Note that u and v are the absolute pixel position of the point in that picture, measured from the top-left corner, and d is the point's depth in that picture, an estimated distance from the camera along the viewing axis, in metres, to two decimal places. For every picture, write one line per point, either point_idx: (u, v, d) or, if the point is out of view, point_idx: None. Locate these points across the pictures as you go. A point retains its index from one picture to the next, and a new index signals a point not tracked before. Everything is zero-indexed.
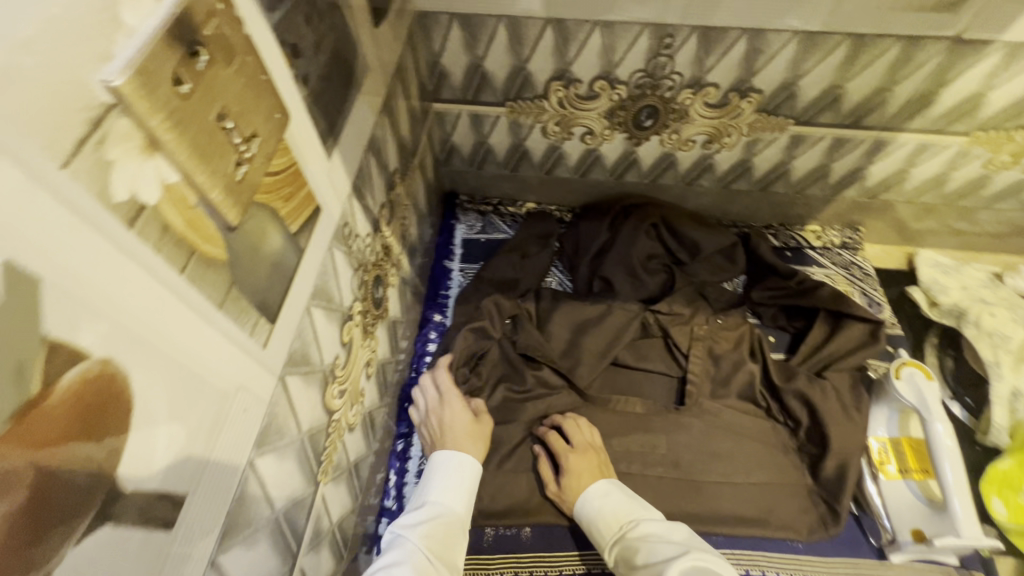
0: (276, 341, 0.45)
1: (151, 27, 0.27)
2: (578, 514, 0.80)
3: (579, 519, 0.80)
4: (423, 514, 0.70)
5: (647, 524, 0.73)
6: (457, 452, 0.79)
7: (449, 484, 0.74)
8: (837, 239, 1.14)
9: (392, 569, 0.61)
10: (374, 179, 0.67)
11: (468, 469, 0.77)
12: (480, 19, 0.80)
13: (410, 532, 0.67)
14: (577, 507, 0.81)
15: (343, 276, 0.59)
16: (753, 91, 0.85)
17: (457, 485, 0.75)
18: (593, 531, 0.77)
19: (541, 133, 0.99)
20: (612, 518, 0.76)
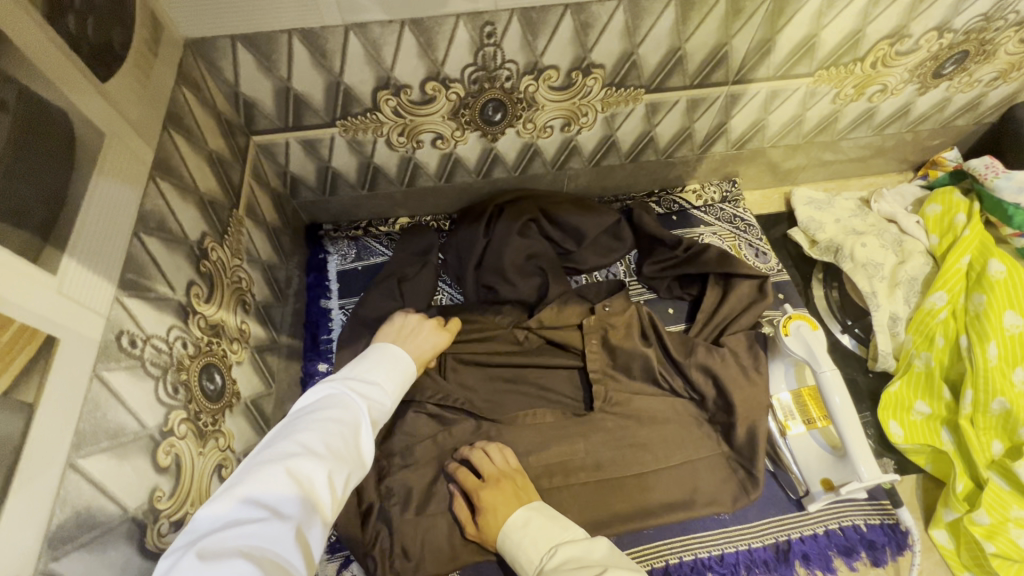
0: (12, 537, 0.35)
1: None
2: (499, 547, 0.75)
3: (502, 554, 0.75)
4: (367, 376, 0.66)
5: (569, 549, 0.70)
6: (400, 349, 0.74)
7: (391, 362, 0.70)
8: (717, 193, 1.13)
9: (341, 415, 0.58)
10: (161, 262, 0.55)
11: (408, 359, 0.73)
12: (267, 37, 0.68)
13: (352, 392, 0.62)
14: (500, 543, 0.75)
15: (135, 396, 0.49)
16: (595, 67, 0.79)
17: (396, 368, 0.70)
18: (518, 566, 0.72)
19: (386, 147, 0.89)
20: (536, 547, 0.72)
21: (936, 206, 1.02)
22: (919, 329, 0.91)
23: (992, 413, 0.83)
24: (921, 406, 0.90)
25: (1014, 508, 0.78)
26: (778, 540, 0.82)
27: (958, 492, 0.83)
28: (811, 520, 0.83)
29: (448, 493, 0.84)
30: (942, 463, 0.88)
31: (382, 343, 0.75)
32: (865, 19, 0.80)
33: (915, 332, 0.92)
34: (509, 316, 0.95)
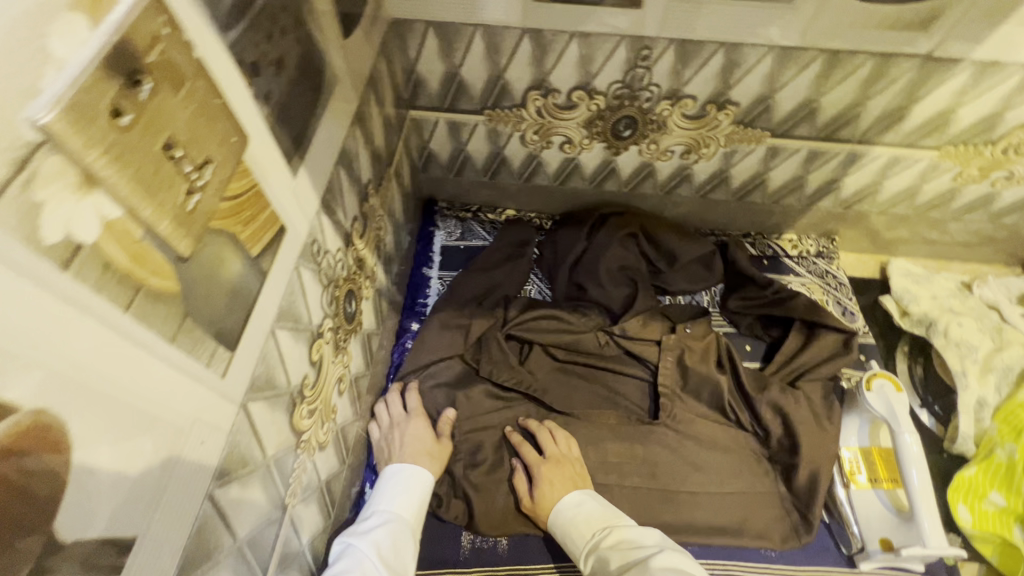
0: (236, 369, 0.43)
1: (90, 58, 0.26)
2: (550, 522, 0.80)
3: (553, 528, 0.80)
4: (371, 523, 0.74)
5: (620, 530, 0.73)
6: (403, 468, 0.82)
7: (393, 498, 0.78)
8: (813, 247, 1.14)
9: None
10: (344, 193, 0.66)
11: (415, 476, 0.82)
12: (456, 27, 0.78)
13: (358, 546, 0.69)
14: (552, 521, 0.80)
15: (311, 295, 0.58)
16: (730, 104, 0.86)
17: (404, 493, 0.79)
18: (568, 542, 0.77)
19: (520, 141, 0.98)
20: (588, 523, 0.77)
21: None
22: (1008, 419, 0.89)
23: None
24: (996, 497, 0.85)
25: None
26: None
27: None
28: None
29: (507, 465, 0.89)
30: (1010, 556, 0.85)
31: (390, 466, 0.83)
32: (1005, 105, 0.82)
33: (1001, 421, 0.90)
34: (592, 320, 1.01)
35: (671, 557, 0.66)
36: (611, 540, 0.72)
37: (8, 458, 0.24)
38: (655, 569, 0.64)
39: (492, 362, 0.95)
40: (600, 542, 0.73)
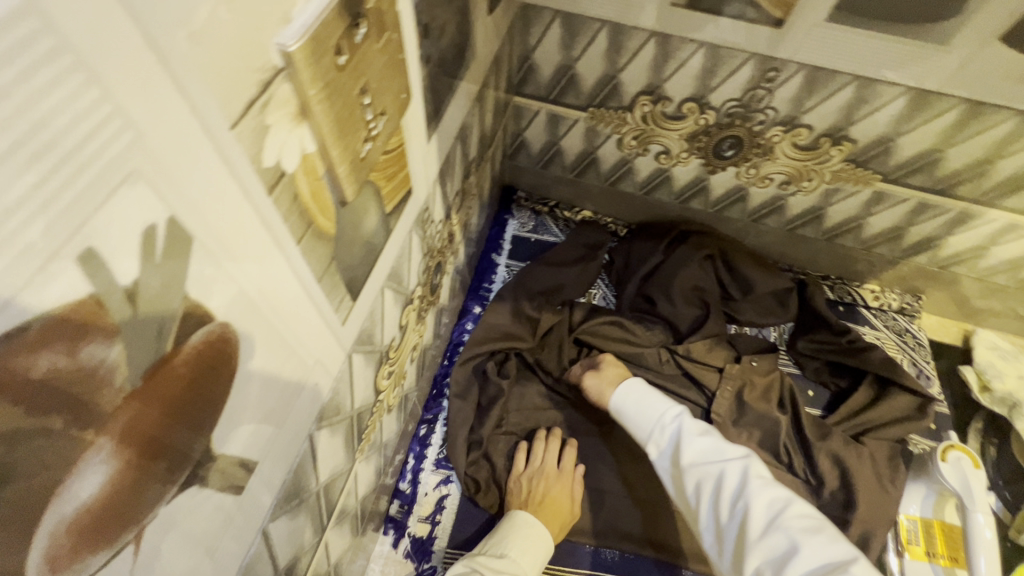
0: (352, 318, 0.44)
1: None
2: (616, 402, 0.85)
3: (617, 407, 0.85)
4: (501, 563, 0.70)
5: (699, 423, 0.76)
6: (536, 520, 0.77)
7: (525, 543, 0.74)
8: (896, 302, 1.09)
9: None
10: (455, 166, 0.66)
11: (546, 532, 0.77)
12: (584, 20, 0.78)
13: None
14: (618, 400, 0.85)
15: (413, 260, 0.59)
16: (847, 140, 0.82)
17: (536, 544, 0.75)
18: (640, 417, 0.82)
19: (616, 144, 0.97)
20: (664, 408, 0.80)
21: None
22: None
23: None
24: None
25: None
26: None
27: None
28: None
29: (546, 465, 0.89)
30: None
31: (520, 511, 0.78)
32: None
33: None
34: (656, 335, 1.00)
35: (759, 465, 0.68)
36: (695, 426, 0.75)
37: (199, 363, 0.25)
38: (747, 471, 0.66)
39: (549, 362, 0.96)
40: (680, 427, 0.76)
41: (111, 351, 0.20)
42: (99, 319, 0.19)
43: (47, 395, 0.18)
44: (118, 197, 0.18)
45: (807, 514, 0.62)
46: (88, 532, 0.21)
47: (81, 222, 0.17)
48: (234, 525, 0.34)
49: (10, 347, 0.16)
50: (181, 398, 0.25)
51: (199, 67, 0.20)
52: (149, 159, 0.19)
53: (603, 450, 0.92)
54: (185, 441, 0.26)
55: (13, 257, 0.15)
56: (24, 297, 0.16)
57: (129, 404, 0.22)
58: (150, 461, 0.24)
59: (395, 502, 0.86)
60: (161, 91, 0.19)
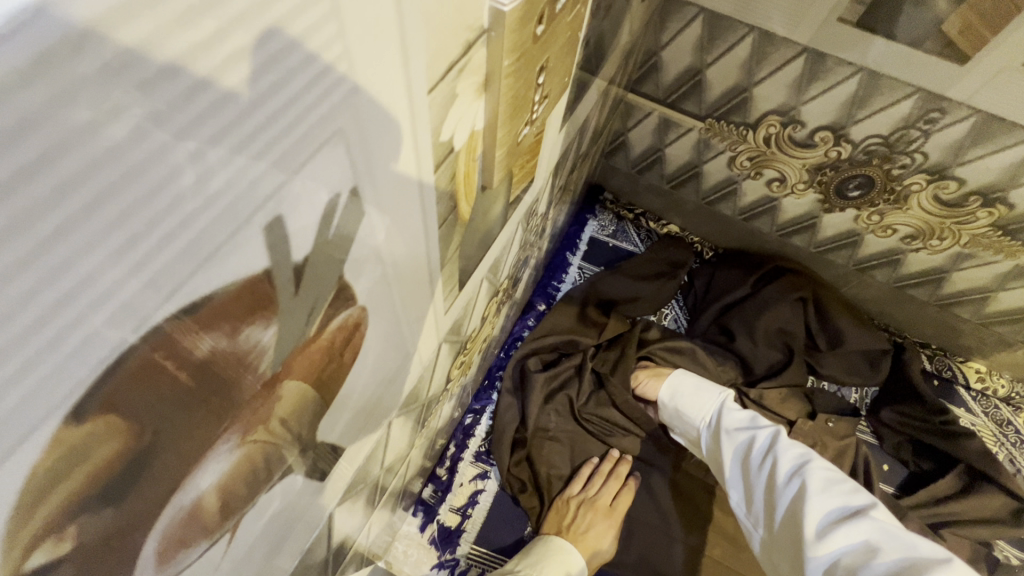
0: (453, 308, 0.41)
1: None
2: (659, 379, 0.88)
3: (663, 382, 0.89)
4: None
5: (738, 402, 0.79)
6: (570, 553, 0.74)
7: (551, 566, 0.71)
8: (1003, 388, 0.98)
9: None
10: (566, 159, 0.62)
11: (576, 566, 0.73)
12: (729, 23, 0.71)
13: None
14: (666, 383, 0.86)
15: (511, 253, 0.56)
16: (1001, 203, 0.73)
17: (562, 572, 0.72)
18: (681, 396, 0.84)
19: (726, 162, 0.90)
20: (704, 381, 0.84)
21: None
22: None
23: None
24: None
25: None
26: None
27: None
28: None
29: None
30: None
31: (555, 539, 0.76)
32: None
33: None
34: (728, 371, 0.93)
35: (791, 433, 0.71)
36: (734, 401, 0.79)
37: (328, 348, 0.24)
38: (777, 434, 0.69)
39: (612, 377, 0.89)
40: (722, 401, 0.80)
41: (266, 333, 0.19)
42: (256, 301, 0.17)
43: (205, 374, 0.17)
44: (315, 160, 0.17)
45: (831, 471, 0.63)
46: (212, 506, 0.21)
47: (276, 188, 0.16)
48: (307, 511, 0.32)
49: (180, 326, 0.15)
50: (306, 383, 0.24)
51: (420, 32, 0.18)
52: (346, 129, 0.18)
53: (651, 480, 0.87)
54: (296, 424, 0.25)
55: (207, 224, 0.14)
56: (208, 270, 0.15)
57: (264, 390, 0.21)
58: (268, 439, 0.23)
59: (429, 488, 0.84)
60: (377, 62, 0.17)
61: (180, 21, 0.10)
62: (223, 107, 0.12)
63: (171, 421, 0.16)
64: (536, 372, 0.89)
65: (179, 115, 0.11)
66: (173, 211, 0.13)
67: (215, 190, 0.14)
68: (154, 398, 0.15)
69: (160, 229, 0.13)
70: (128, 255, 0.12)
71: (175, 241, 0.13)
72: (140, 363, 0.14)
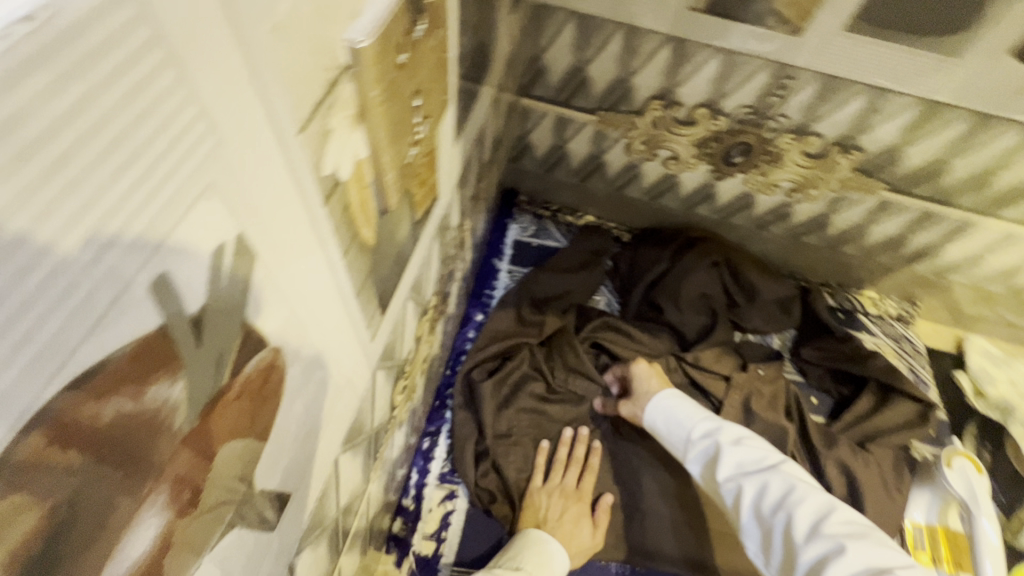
0: (380, 333, 0.41)
1: None
2: (649, 411, 0.82)
3: (654, 414, 0.82)
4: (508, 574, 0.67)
5: (734, 431, 0.74)
6: (551, 541, 0.75)
7: (535, 557, 0.72)
8: (893, 310, 1.11)
9: None
10: (471, 171, 0.64)
11: (558, 552, 0.74)
12: (598, 22, 0.77)
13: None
14: (649, 411, 0.82)
15: (432, 270, 0.56)
16: (856, 149, 0.83)
17: (547, 559, 0.72)
18: (674, 429, 0.79)
19: (623, 149, 0.95)
20: (694, 412, 0.79)
21: None
22: None
23: None
24: None
25: None
26: None
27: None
28: None
29: None
30: None
31: (534, 530, 0.77)
32: None
33: None
34: (662, 342, 0.99)
35: (795, 469, 0.68)
36: (731, 433, 0.73)
37: (246, 394, 0.24)
38: (790, 478, 0.65)
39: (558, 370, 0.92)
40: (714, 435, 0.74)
41: (174, 389, 0.19)
42: (157, 359, 0.17)
43: (115, 440, 0.17)
44: (194, 215, 0.17)
45: (852, 522, 0.60)
46: None
47: (156, 245, 0.16)
48: (260, 569, 0.31)
49: (74, 403, 0.15)
50: (230, 436, 0.23)
51: (279, 76, 0.19)
52: (221, 178, 0.18)
53: (613, 461, 0.89)
54: (227, 482, 0.24)
55: (84, 296, 0.14)
56: (95, 340, 0.15)
57: (183, 449, 0.20)
58: (199, 504, 0.22)
59: (399, 520, 0.82)
60: (235, 111, 0.18)
61: (12, 107, 0.11)
62: (81, 181, 0.13)
63: (83, 499, 0.16)
64: (484, 381, 0.90)
65: (26, 196, 0.12)
66: (38, 289, 0.13)
67: (85, 261, 0.14)
68: (58, 480, 0.15)
69: (31, 309, 0.13)
70: (5, 340, 0.12)
71: (51, 320, 0.13)
72: (38, 447, 0.14)
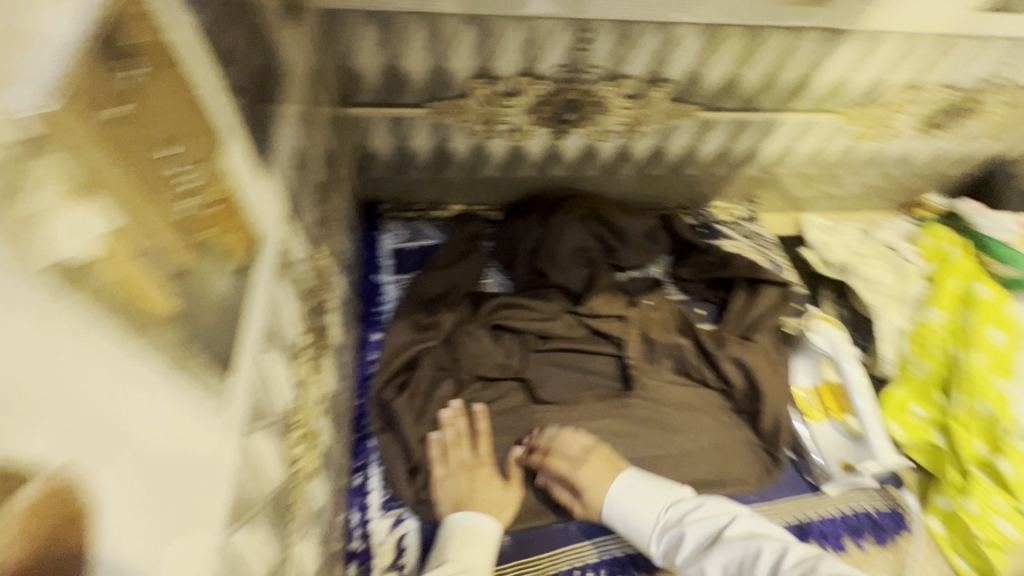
0: (234, 396, 0.38)
1: (72, 43, 0.22)
2: (609, 517, 0.79)
3: (611, 521, 0.79)
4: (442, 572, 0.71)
5: (683, 507, 0.76)
6: (468, 520, 0.77)
7: (465, 542, 0.75)
8: (740, 213, 1.24)
9: None
10: (304, 198, 0.61)
11: (478, 522, 0.77)
12: (395, 16, 0.76)
13: None
14: (606, 511, 0.79)
15: (288, 311, 0.53)
16: (665, 81, 0.90)
17: (475, 538, 0.75)
18: (629, 525, 0.77)
19: (464, 133, 0.96)
20: (644, 506, 0.77)
21: (929, 239, 1.18)
22: (918, 341, 1.04)
23: (978, 414, 0.94)
24: (917, 409, 1.00)
25: (995, 498, 0.88)
26: (798, 520, 0.88)
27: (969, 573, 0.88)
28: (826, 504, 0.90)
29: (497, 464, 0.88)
30: (935, 460, 0.97)
31: (451, 516, 0.78)
32: (886, 70, 0.95)
33: (914, 343, 1.05)
34: (556, 304, 1.02)
35: (745, 525, 0.71)
36: (682, 513, 0.75)
37: (30, 533, 0.20)
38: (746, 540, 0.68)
39: (471, 361, 0.93)
40: (668, 520, 0.75)
41: None
42: None
43: None
44: None
45: (805, 556, 0.64)
46: None
47: None
48: None
49: None
50: None
51: None
52: None
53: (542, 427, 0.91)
54: None
55: None
56: None
57: None
58: None
59: (352, 565, 0.79)
60: None
61: None
62: None
63: None
64: (397, 398, 0.87)
65: None
66: None
67: None
68: None
69: None
70: None
71: None
72: None
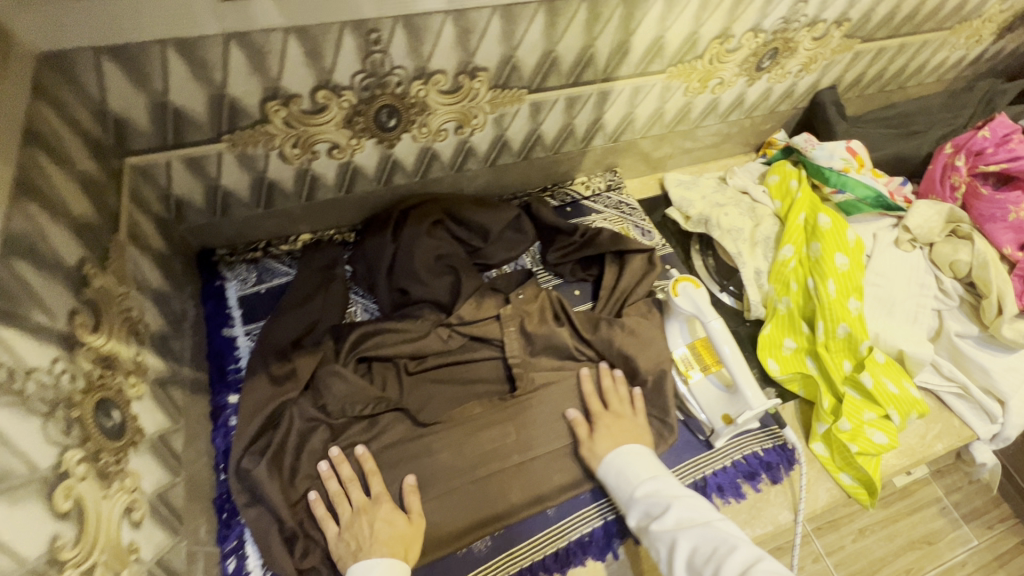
0: None
1: None
2: (605, 468, 0.84)
3: (606, 475, 0.84)
4: None
5: (672, 491, 0.78)
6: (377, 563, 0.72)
7: None
8: (602, 183, 1.23)
9: None
10: (39, 289, 0.51)
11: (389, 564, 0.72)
12: (138, 49, 0.65)
13: None
14: (605, 464, 0.85)
15: (20, 437, 0.44)
16: (480, 70, 0.86)
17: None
18: (622, 481, 0.82)
19: (280, 160, 0.87)
20: (644, 470, 0.82)
21: (774, 176, 1.22)
22: (778, 278, 1.08)
23: (839, 337, 0.99)
24: (789, 342, 1.05)
25: (865, 413, 0.94)
26: (696, 480, 0.91)
27: (854, 487, 0.94)
28: (719, 456, 0.93)
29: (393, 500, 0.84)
30: (811, 387, 1.02)
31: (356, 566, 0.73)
32: (697, 24, 0.95)
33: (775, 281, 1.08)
34: (426, 320, 0.96)
35: (727, 525, 0.71)
36: (673, 491, 0.78)
37: None
38: (722, 530, 0.69)
39: (338, 404, 0.86)
40: (659, 490, 0.78)
41: None
42: None
43: None
44: None
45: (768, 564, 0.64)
46: None
47: None
48: None
49: None
50: None
51: None
52: None
53: (431, 450, 0.87)
54: None
55: None
56: None
57: None
58: None
59: None
60: None
61: None
62: None
63: None
64: (258, 466, 0.79)
65: None
66: None
67: None
68: None
69: None
70: None
71: None
72: None
